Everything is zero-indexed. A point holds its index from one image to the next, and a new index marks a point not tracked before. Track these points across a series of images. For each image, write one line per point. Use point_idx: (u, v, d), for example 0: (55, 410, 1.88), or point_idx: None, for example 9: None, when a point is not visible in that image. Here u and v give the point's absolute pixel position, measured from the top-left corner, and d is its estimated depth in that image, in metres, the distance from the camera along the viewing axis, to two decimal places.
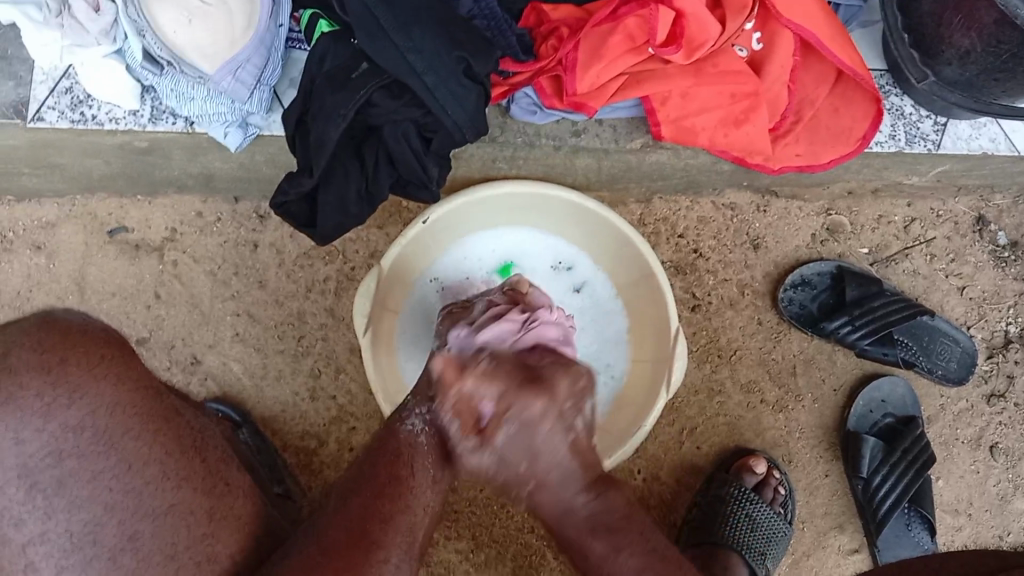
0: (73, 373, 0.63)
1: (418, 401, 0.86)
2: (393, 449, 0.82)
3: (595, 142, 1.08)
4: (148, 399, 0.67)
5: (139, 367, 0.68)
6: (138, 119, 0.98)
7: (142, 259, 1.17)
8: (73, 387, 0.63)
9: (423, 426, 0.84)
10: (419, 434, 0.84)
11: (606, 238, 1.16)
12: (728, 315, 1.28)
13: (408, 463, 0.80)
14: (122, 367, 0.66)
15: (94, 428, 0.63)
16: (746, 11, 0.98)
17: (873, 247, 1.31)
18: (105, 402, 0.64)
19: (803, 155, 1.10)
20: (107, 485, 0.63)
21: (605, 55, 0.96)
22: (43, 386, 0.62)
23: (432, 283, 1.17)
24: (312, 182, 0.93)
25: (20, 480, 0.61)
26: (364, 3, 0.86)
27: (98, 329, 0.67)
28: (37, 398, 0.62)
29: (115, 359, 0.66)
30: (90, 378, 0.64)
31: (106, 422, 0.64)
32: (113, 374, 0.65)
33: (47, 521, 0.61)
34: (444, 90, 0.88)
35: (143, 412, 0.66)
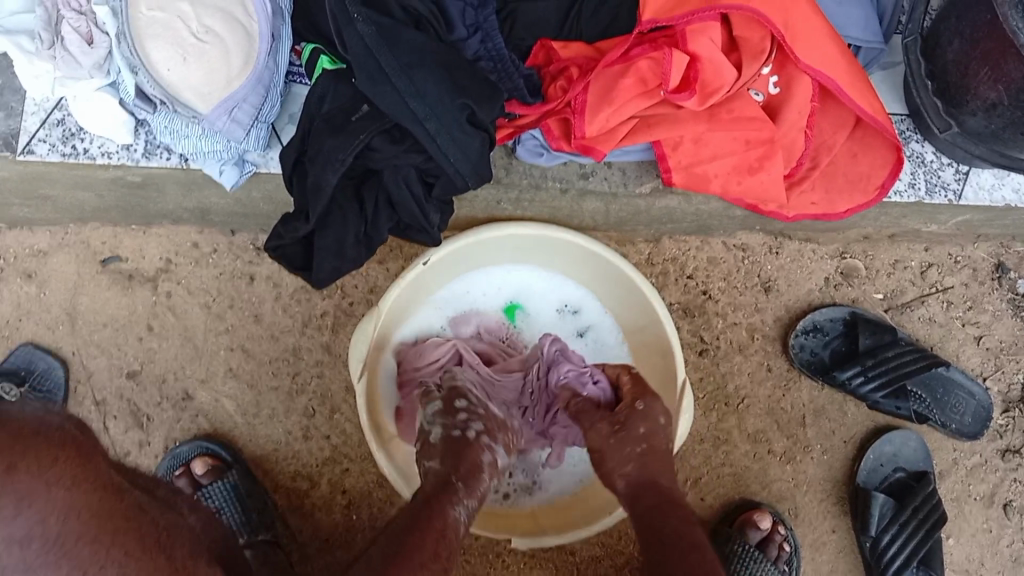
0: (21, 478, 0.50)
1: (467, 492, 0.80)
2: (440, 527, 0.74)
3: (604, 186, 1.03)
4: (105, 500, 0.54)
5: (96, 464, 0.55)
6: (131, 154, 0.95)
7: (135, 289, 1.14)
8: (22, 495, 0.49)
9: (465, 517, 0.78)
10: (460, 524, 0.77)
11: (611, 284, 1.13)
12: (736, 360, 1.24)
13: (450, 547, 0.74)
14: (78, 468, 0.53)
15: (44, 535, 0.50)
16: (763, 56, 0.95)
17: (888, 292, 1.28)
18: (56, 508, 0.51)
19: (820, 203, 1.07)
20: None
21: (615, 99, 0.95)
22: None
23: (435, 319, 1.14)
24: (307, 227, 0.90)
25: None
26: (365, 44, 0.83)
27: (54, 425, 0.54)
28: None
29: (70, 460, 0.53)
30: (41, 485, 0.51)
31: (56, 530, 0.50)
32: (67, 476, 0.52)
33: None
34: (446, 136, 0.84)
35: (98, 513, 0.53)
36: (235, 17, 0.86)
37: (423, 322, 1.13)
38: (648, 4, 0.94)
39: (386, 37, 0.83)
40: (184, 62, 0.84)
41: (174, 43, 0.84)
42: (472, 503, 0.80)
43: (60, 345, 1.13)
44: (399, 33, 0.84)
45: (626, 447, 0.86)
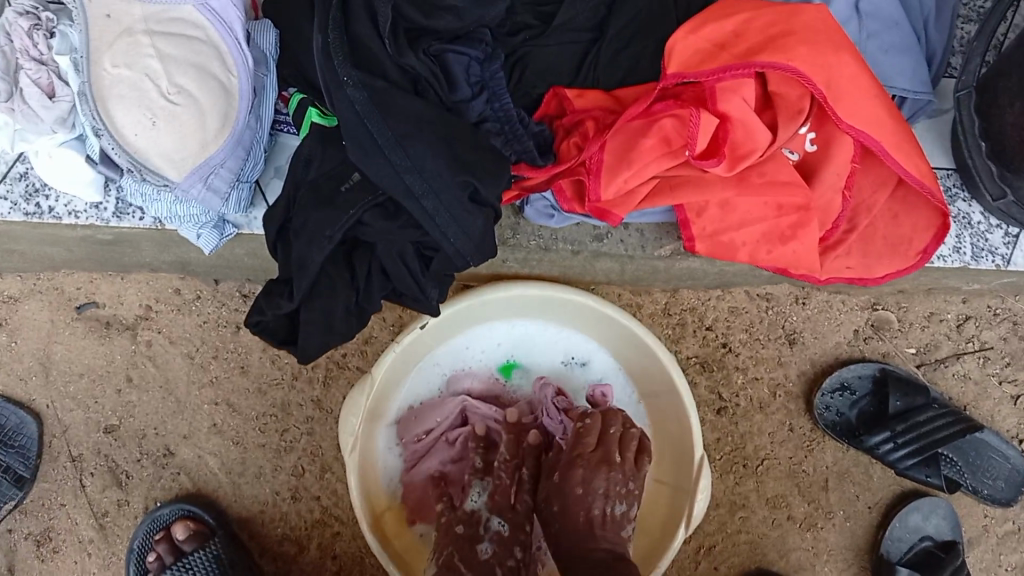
0: None
1: None
2: None
3: (620, 248, 0.94)
4: None
5: None
6: (101, 213, 0.86)
7: (113, 338, 1.07)
8: None
9: None
10: None
11: (622, 340, 1.04)
12: (757, 419, 1.16)
13: None
14: None
15: None
16: (801, 117, 0.85)
17: (921, 347, 1.19)
18: None
19: (856, 268, 0.98)
20: None
21: (635, 160, 0.86)
22: None
23: (434, 377, 1.06)
24: (291, 305, 0.81)
25: None
26: (355, 111, 0.74)
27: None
28: None
29: None
30: None
31: None
32: None
33: None
34: (446, 215, 0.75)
35: None
36: (211, 73, 0.77)
37: (418, 384, 1.05)
38: (673, 55, 0.84)
39: (379, 104, 0.74)
40: (153, 126, 0.75)
41: (141, 105, 0.75)
42: None
43: (33, 397, 1.06)
44: (393, 98, 0.74)
45: (553, 527, 0.93)
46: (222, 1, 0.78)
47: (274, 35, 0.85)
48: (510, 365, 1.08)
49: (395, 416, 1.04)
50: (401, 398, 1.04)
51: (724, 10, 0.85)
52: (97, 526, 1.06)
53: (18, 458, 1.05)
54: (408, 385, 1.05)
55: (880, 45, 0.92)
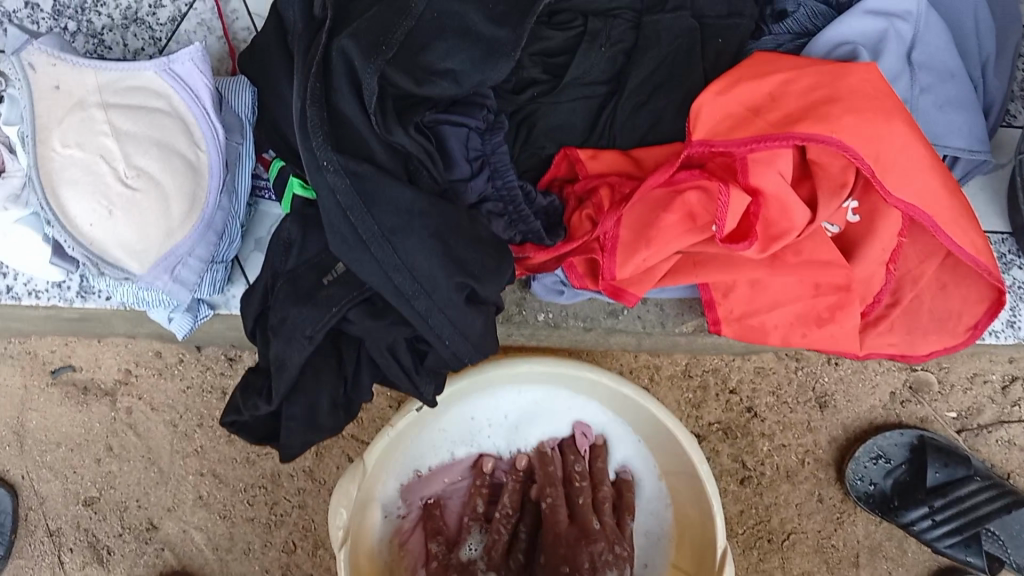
0: None
1: None
2: None
3: (637, 325, 0.85)
4: None
5: None
6: (63, 293, 0.78)
7: (90, 405, 0.99)
8: None
9: None
10: None
11: (640, 412, 0.93)
12: (784, 489, 1.07)
13: None
14: None
15: None
16: (844, 192, 0.75)
17: (963, 411, 1.09)
18: None
19: (899, 344, 0.89)
20: None
21: (654, 239, 0.77)
22: None
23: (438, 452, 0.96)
24: (270, 407, 0.73)
25: None
26: (336, 201, 0.64)
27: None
28: None
29: None
30: None
31: None
32: None
33: None
34: (439, 316, 0.67)
35: None
36: (176, 151, 0.68)
37: (422, 453, 0.95)
38: (699, 123, 0.75)
39: (362, 192, 0.65)
40: (110, 216, 0.66)
41: (95, 191, 0.65)
42: None
43: (8, 469, 1.00)
44: (377, 185, 0.65)
45: None
46: (186, 66, 0.70)
47: (251, 94, 0.77)
48: (519, 436, 0.97)
49: (399, 482, 0.94)
50: (404, 463, 0.94)
51: (756, 70, 0.75)
52: None
53: None
54: (410, 454, 0.95)
55: (935, 101, 0.81)
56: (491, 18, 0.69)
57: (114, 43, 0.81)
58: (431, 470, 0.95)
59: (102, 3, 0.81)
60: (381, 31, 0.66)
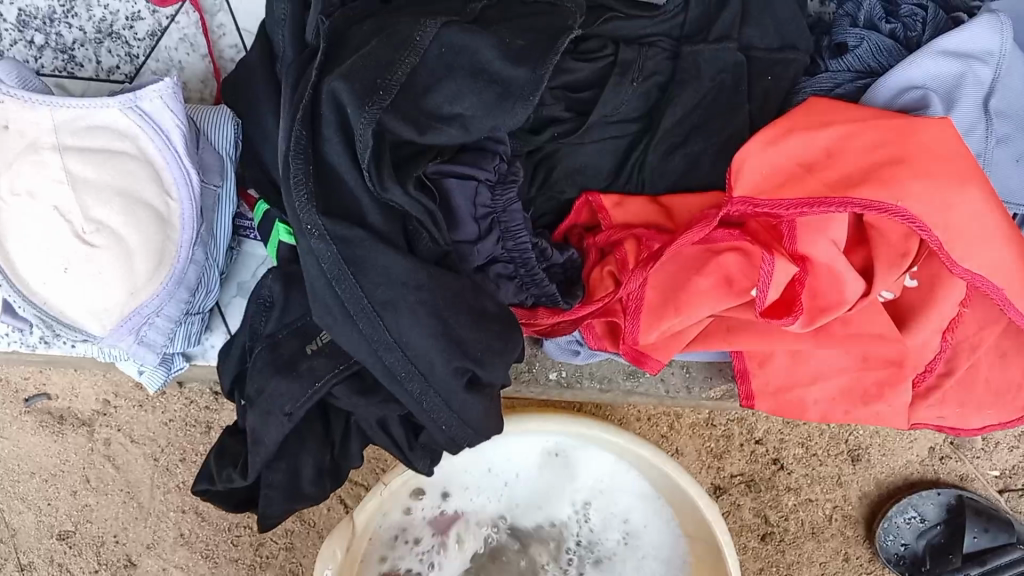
0: None
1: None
2: None
3: (658, 388, 0.77)
4: None
5: None
6: (24, 338, 0.71)
7: (66, 435, 0.93)
8: None
9: None
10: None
11: (660, 476, 0.85)
12: (807, 546, 1.00)
13: None
14: None
15: None
16: (905, 263, 0.66)
17: (1006, 470, 1.01)
18: None
19: (948, 417, 0.80)
20: None
21: (683, 305, 0.68)
22: None
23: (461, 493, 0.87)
24: (244, 482, 0.65)
25: None
26: (321, 272, 0.57)
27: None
28: None
29: None
30: None
31: None
32: None
33: None
34: (434, 399, 0.59)
35: None
36: (142, 200, 0.60)
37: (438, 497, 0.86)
38: (740, 177, 0.66)
39: (350, 261, 0.56)
40: (65, 273, 0.59)
41: (50, 249, 0.58)
42: None
43: None
44: (369, 253, 0.56)
45: None
46: (156, 104, 0.61)
47: (234, 127, 0.68)
48: (537, 492, 0.89)
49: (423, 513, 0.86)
50: (431, 495, 0.85)
51: (809, 120, 0.66)
52: None
53: None
54: (436, 488, 0.86)
55: (1012, 154, 0.72)
56: (508, 56, 0.60)
57: (87, 60, 0.73)
58: (457, 512, 0.87)
59: (73, 14, 0.73)
60: (378, 72, 0.57)
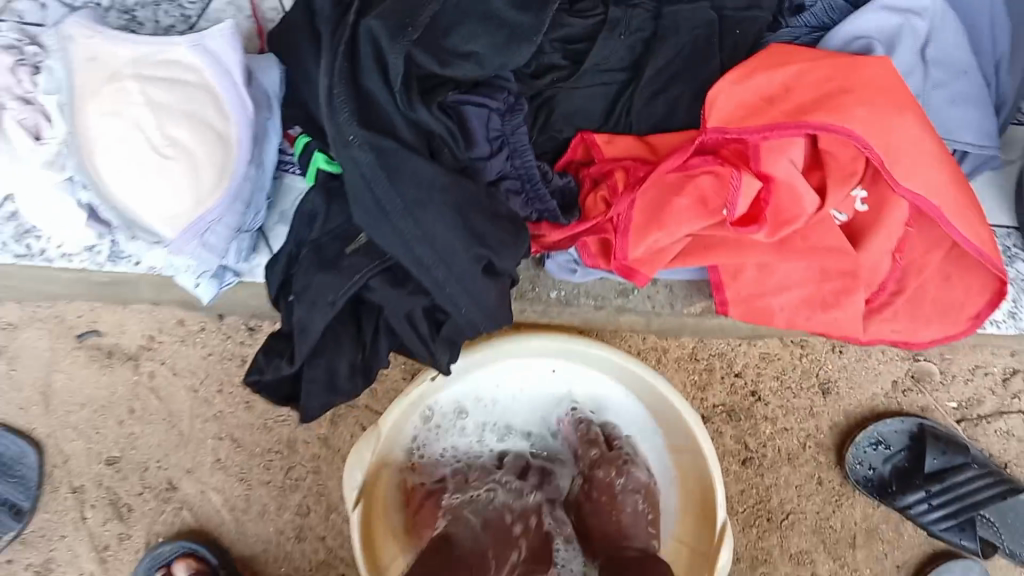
0: None
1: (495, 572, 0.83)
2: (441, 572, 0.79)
3: (646, 304, 0.88)
4: None
5: None
6: (94, 257, 0.82)
7: (114, 368, 1.03)
8: None
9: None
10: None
11: (649, 393, 0.96)
12: (783, 471, 1.10)
13: None
14: None
15: None
16: (854, 181, 0.77)
17: (963, 401, 1.12)
18: None
19: (902, 331, 0.90)
20: None
21: (665, 222, 0.79)
22: None
23: (472, 405, 0.99)
24: (292, 368, 0.76)
25: None
26: (361, 174, 0.67)
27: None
28: None
29: None
30: None
31: None
32: None
33: None
34: (457, 286, 0.70)
35: None
36: (207, 122, 0.71)
37: (452, 407, 0.98)
38: (714, 109, 0.78)
39: (386, 167, 0.67)
40: (140, 179, 0.69)
41: (132, 158, 0.69)
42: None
43: (34, 427, 1.03)
44: (404, 160, 0.68)
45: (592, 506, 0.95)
46: (219, 43, 0.73)
47: (279, 71, 0.80)
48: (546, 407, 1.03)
49: (442, 419, 0.99)
50: (450, 407, 0.98)
51: (769, 62, 0.78)
52: (95, 560, 1.02)
53: (18, 491, 1.01)
54: (454, 402, 0.99)
55: (949, 95, 0.83)
56: (515, 3, 0.72)
57: (147, 19, 0.84)
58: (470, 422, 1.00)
59: None
60: (409, 11, 0.68)
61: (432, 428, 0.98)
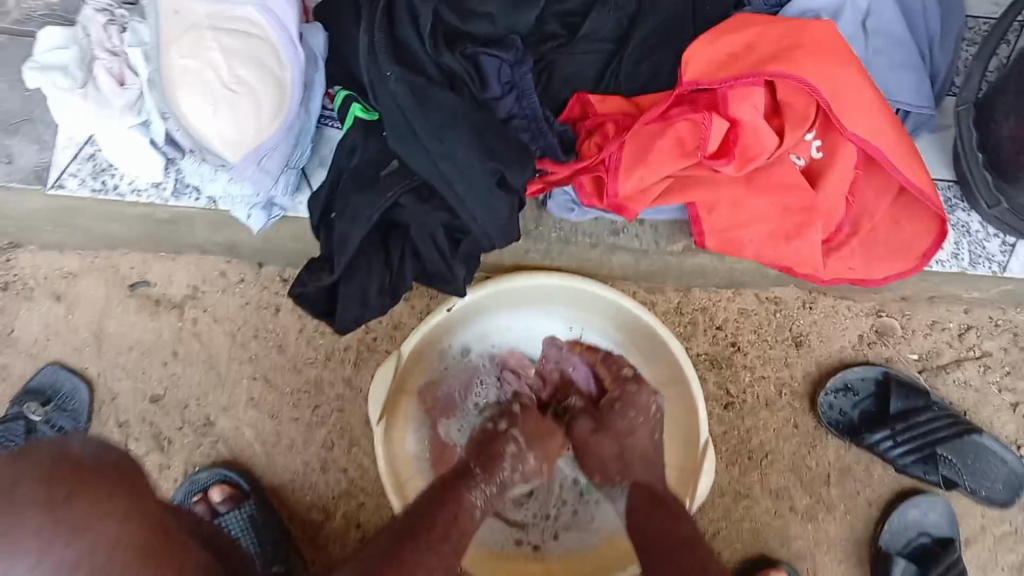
0: (76, 509, 0.54)
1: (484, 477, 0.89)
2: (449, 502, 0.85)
3: (634, 242, 1.03)
4: (154, 533, 0.58)
5: (146, 498, 0.59)
6: (160, 192, 0.96)
7: (162, 315, 1.15)
8: (73, 527, 0.53)
9: (481, 500, 0.88)
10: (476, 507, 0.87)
11: (638, 330, 1.09)
12: (762, 415, 1.21)
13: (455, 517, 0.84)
14: (131, 500, 0.57)
15: (89, 567, 0.54)
16: (807, 124, 0.92)
17: (924, 353, 1.24)
18: (107, 540, 0.55)
19: (858, 270, 1.03)
20: None
21: (649, 160, 0.93)
22: (38, 524, 0.52)
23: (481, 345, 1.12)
24: (332, 278, 0.89)
25: None
26: (398, 103, 0.82)
27: (111, 457, 0.59)
28: (31, 537, 0.52)
29: (123, 496, 0.57)
30: (97, 515, 0.55)
31: (99, 567, 0.54)
32: (119, 509, 0.56)
33: None
34: (475, 198, 0.83)
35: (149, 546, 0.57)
36: (269, 67, 0.85)
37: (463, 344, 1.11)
38: (690, 65, 0.91)
39: (417, 96, 0.82)
40: (214, 111, 0.83)
41: (204, 91, 0.83)
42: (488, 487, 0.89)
43: (86, 367, 1.14)
44: (432, 91, 0.83)
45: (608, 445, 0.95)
46: (279, 5, 0.87)
47: (324, 35, 0.92)
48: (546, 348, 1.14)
49: (456, 354, 1.11)
50: (463, 345, 1.11)
51: (740, 24, 0.93)
52: None
53: (70, 420, 1.11)
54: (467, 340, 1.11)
55: (886, 64, 0.99)
56: None
57: None
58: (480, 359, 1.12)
59: None
60: None
61: (446, 365, 1.10)
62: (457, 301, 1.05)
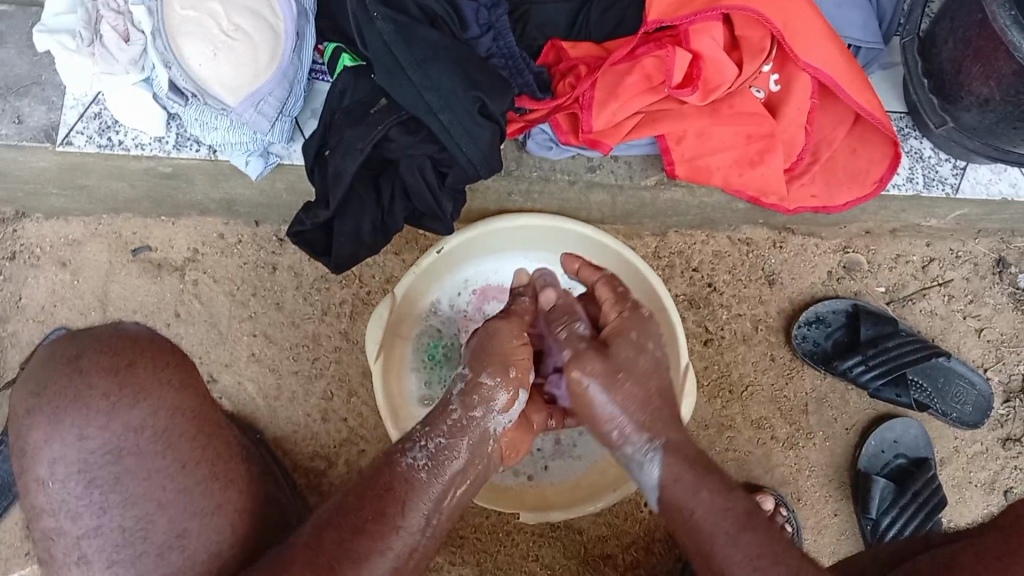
0: (139, 371, 0.71)
1: (424, 431, 0.82)
2: (385, 481, 0.77)
3: (610, 178, 1.11)
4: (203, 406, 0.75)
5: (193, 376, 0.76)
6: (163, 146, 1.01)
7: (163, 278, 1.20)
8: (137, 386, 0.71)
9: (424, 459, 0.80)
10: (419, 468, 0.79)
11: (619, 263, 1.14)
12: (741, 349, 1.28)
13: (398, 497, 0.76)
14: (184, 374, 0.74)
15: (155, 426, 0.71)
16: (763, 55, 0.99)
17: (890, 286, 1.31)
18: (166, 404, 0.72)
19: (820, 196, 1.10)
20: (162, 483, 0.70)
21: (620, 95, 0.99)
22: (111, 385, 0.70)
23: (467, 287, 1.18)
24: (328, 213, 0.96)
25: (80, 469, 0.69)
26: (384, 40, 0.88)
27: (162, 340, 0.76)
28: (104, 397, 0.69)
29: (177, 365, 0.74)
30: (156, 381, 0.72)
31: (167, 423, 0.71)
32: (176, 378, 0.73)
33: (101, 516, 0.68)
34: (460, 127, 0.90)
35: (198, 415, 0.74)
36: (263, 17, 0.91)
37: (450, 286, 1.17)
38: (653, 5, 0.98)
39: (402, 34, 0.88)
40: (213, 57, 0.89)
41: (205, 39, 0.89)
42: (434, 440, 0.81)
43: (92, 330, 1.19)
44: (415, 29, 0.89)
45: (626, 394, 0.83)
46: None
47: None
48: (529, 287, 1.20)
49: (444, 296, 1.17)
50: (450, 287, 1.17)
51: None
52: None
53: None
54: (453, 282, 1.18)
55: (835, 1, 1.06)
56: None
57: None
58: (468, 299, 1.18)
59: None
60: None
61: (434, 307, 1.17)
62: (446, 241, 1.10)
